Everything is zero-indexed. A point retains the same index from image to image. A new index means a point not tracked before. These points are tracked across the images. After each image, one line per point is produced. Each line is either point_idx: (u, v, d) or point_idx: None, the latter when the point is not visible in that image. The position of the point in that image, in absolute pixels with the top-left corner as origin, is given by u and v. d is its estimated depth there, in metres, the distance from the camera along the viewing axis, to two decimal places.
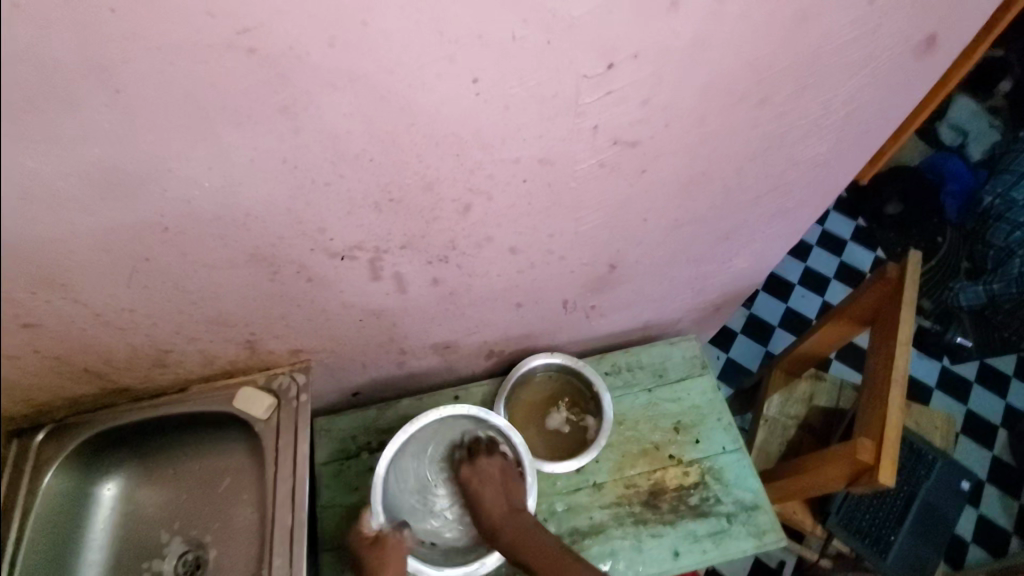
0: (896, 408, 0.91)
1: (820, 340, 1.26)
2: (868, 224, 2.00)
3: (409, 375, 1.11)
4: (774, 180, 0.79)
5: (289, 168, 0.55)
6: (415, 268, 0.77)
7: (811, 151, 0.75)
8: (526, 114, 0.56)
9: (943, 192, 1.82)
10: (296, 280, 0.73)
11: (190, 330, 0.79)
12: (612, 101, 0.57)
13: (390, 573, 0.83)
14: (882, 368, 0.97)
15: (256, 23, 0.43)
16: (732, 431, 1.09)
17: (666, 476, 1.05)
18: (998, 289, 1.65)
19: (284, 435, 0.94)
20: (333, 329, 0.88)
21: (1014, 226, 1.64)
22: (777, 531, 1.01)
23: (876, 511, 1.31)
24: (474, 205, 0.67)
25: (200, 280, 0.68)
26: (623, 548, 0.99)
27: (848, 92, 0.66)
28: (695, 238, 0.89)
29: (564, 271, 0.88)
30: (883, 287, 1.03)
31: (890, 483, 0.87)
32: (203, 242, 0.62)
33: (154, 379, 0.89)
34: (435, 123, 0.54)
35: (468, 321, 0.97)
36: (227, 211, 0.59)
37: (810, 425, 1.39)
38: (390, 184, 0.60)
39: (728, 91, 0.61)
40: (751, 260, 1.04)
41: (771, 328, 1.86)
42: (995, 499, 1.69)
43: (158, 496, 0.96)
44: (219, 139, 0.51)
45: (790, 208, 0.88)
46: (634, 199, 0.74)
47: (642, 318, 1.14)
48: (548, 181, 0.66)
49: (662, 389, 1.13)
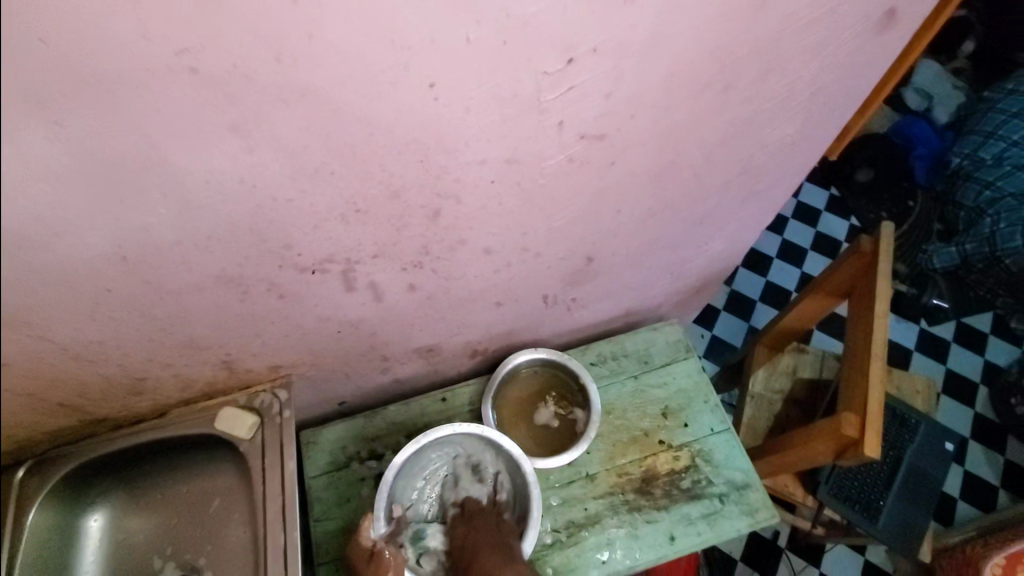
0: (878, 381, 0.92)
1: (801, 314, 1.27)
2: (840, 193, 2.03)
3: (395, 381, 1.11)
4: (744, 163, 0.79)
5: (248, 188, 0.54)
6: (389, 276, 0.76)
7: (779, 131, 0.75)
8: (488, 115, 0.55)
9: (912, 156, 1.86)
10: (267, 298, 0.71)
11: (163, 357, 0.77)
12: (575, 97, 0.56)
13: None
14: (862, 341, 0.98)
15: (194, 44, 0.41)
16: (719, 412, 1.10)
17: (657, 462, 1.05)
18: (970, 250, 1.65)
19: (270, 454, 0.93)
20: (311, 342, 0.87)
21: (982, 185, 1.67)
22: (768, 508, 1.02)
23: (863, 477, 1.34)
24: (443, 209, 0.66)
25: (168, 306, 0.66)
26: (618, 537, 1.00)
27: (812, 70, 0.66)
28: (669, 224, 0.89)
29: (542, 267, 0.88)
30: (858, 260, 1.04)
31: (874, 455, 0.87)
32: (167, 268, 0.60)
33: (129, 408, 0.87)
34: (395, 131, 0.53)
35: (450, 323, 0.96)
36: (187, 235, 0.57)
37: (795, 398, 1.41)
38: (355, 195, 0.59)
39: (692, 79, 0.60)
40: (728, 241, 1.04)
41: (753, 303, 1.88)
42: (980, 454, 1.74)
43: (148, 523, 0.94)
44: (170, 164, 0.49)
45: (761, 189, 0.88)
46: (606, 190, 0.73)
47: (623, 306, 1.14)
48: (516, 180, 0.65)
49: (648, 376, 1.13)
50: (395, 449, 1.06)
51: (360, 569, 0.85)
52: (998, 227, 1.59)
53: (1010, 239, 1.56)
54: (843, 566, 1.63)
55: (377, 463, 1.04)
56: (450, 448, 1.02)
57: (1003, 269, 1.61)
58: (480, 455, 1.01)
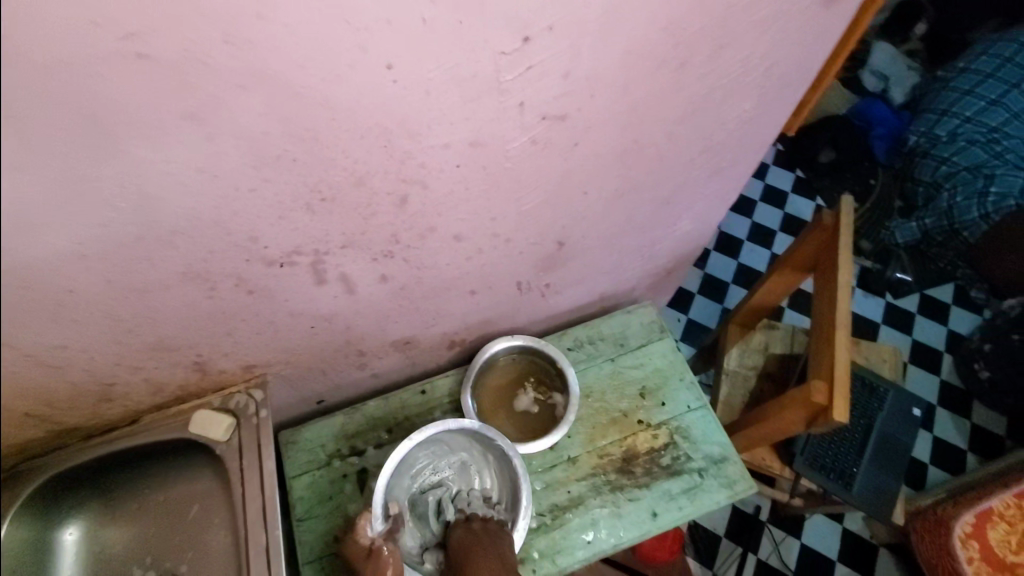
0: (844, 348, 0.94)
1: (769, 291, 1.30)
2: (805, 174, 2.05)
3: (373, 376, 1.10)
4: (706, 141, 0.81)
5: (208, 178, 0.53)
6: (359, 267, 0.75)
7: (737, 108, 0.76)
8: (449, 97, 0.55)
9: (872, 136, 1.94)
10: (236, 293, 0.70)
11: (132, 361, 0.75)
12: (534, 76, 0.57)
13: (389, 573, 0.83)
14: (828, 312, 1.01)
15: (143, 29, 0.40)
16: (695, 390, 1.12)
17: (637, 441, 1.07)
18: (931, 224, 1.79)
19: (248, 455, 0.92)
20: (284, 339, 0.86)
21: (939, 161, 1.78)
22: (746, 479, 1.05)
23: (836, 446, 1.38)
24: (410, 196, 0.66)
25: (133, 306, 0.65)
26: (602, 517, 1.01)
27: (765, 46, 0.68)
28: (637, 205, 0.90)
29: (513, 252, 0.88)
30: (821, 234, 1.07)
31: (844, 420, 0.90)
32: (129, 265, 0.59)
33: (100, 415, 0.85)
34: (356, 115, 0.53)
35: (425, 314, 0.96)
36: (148, 231, 0.56)
37: (769, 373, 1.44)
38: (319, 183, 0.59)
39: (648, 56, 0.61)
40: (696, 221, 1.06)
41: (725, 285, 1.91)
42: (947, 420, 1.80)
43: (126, 534, 0.91)
44: (126, 155, 0.48)
45: (724, 166, 0.90)
46: (571, 172, 0.74)
47: (597, 290, 1.15)
48: (482, 163, 0.66)
49: (625, 358, 1.14)
50: (376, 444, 1.06)
51: (360, 566, 0.86)
52: (957, 201, 1.72)
53: (968, 211, 1.70)
54: (822, 535, 1.68)
55: (359, 458, 1.04)
56: (438, 446, 1.02)
57: (962, 240, 1.75)
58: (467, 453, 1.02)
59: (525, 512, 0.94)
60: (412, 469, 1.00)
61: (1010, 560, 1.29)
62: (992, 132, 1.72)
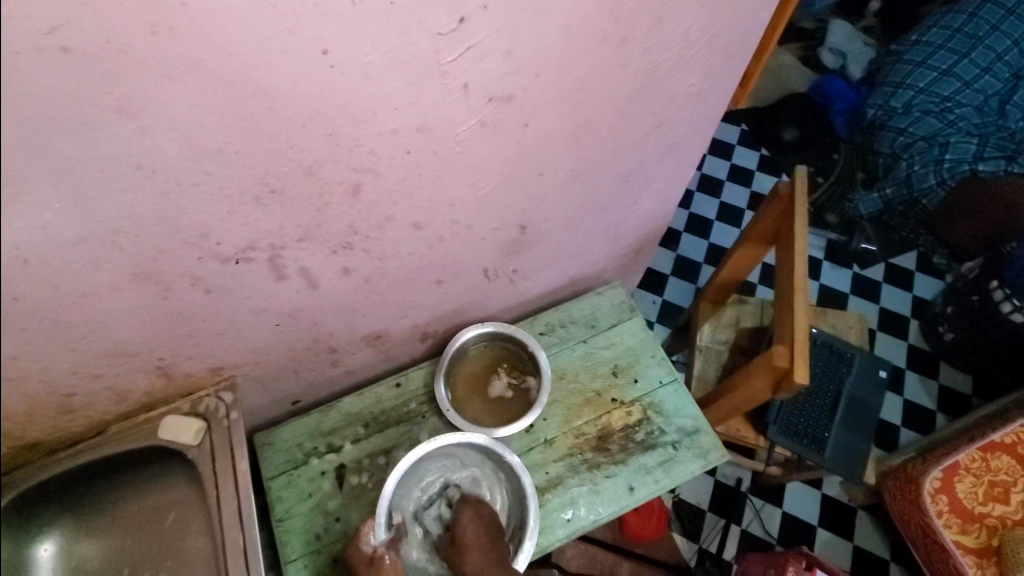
0: (802, 312, 0.97)
1: (735, 265, 1.33)
2: (770, 153, 2.07)
3: (347, 373, 1.10)
4: (657, 117, 0.82)
5: (148, 174, 0.53)
6: (319, 261, 0.75)
7: (684, 82, 0.78)
8: (390, 81, 0.55)
9: (832, 112, 1.99)
10: (193, 293, 0.70)
11: (89, 368, 0.74)
12: (474, 57, 0.57)
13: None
14: (787, 279, 1.03)
15: (63, 21, 0.40)
16: (665, 365, 1.13)
17: (611, 419, 1.09)
18: (891, 194, 1.85)
19: (220, 458, 0.91)
20: (250, 339, 0.85)
21: (897, 132, 1.83)
22: (718, 448, 1.07)
23: (808, 413, 1.41)
24: (363, 185, 0.66)
25: (84, 310, 0.65)
26: (580, 495, 1.03)
27: (703, 18, 0.69)
28: (596, 185, 0.91)
29: (475, 239, 0.89)
30: (779, 204, 1.09)
31: (805, 382, 0.92)
32: (75, 267, 0.59)
33: (65, 427, 0.84)
34: (295, 103, 0.53)
35: (393, 306, 0.96)
36: (90, 230, 0.56)
37: (740, 347, 1.47)
38: (265, 174, 0.59)
39: (588, 33, 0.62)
40: (657, 200, 1.08)
41: (697, 265, 1.94)
42: (916, 381, 1.85)
43: (100, 547, 0.87)
44: (57, 151, 0.48)
45: (679, 142, 0.91)
46: (525, 154, 0.75)
47: (566, 274, 1.16)
48: (433, 149, 0.66)
49: (596, 339, 1.16)
50: (353, 440, 1.06)
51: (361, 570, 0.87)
52: (914, 170, 1.78)
53: (925, 179, 1.76)
54: (802, 501, 1.72)
55: (337, 455, 1.04)
56: (449, 461, 1.03)
57: (921, 209, 1.83)
58: (477, 469, 1.03)
59: (531, 531, 0.95)
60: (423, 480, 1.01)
61: (978, 511, 1.34)
62: (945, 101, 1.78)
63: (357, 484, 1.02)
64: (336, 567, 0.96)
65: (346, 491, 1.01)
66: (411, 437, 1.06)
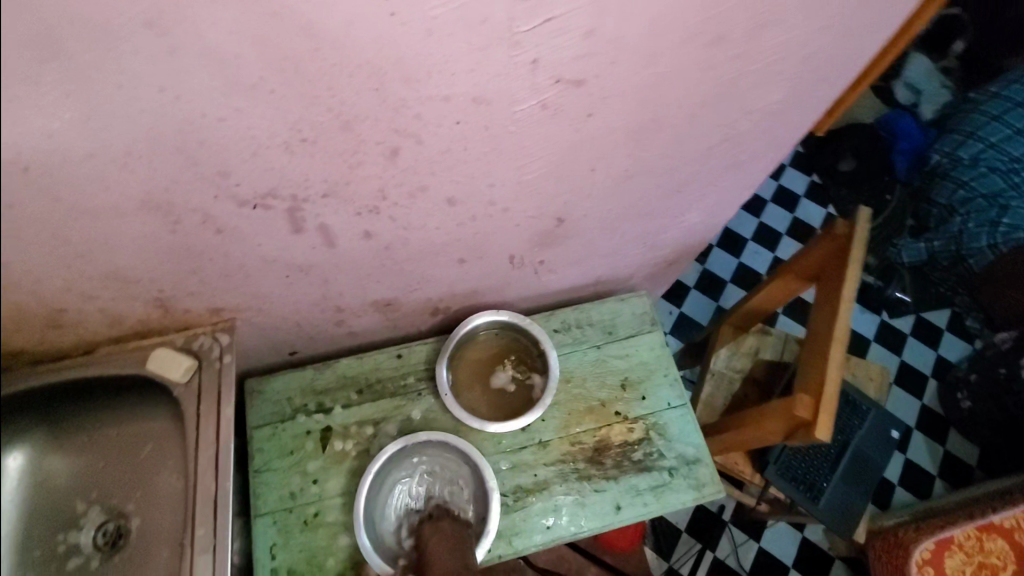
0: (837, 364, 0.90)
1: (767, 295, 1.26)
2: (822, 181, 2.00)
3: (349, 334, 1.06)
4: (727, 130, 0.75)
5: (170, 99, 0.48)
6: (341, 220, 0.70)
7: (768, 97, 0.70)
8: (453, 42, 0.49)
9: (895, 151, 1.85)
10: (202, 231, 0.65)
11: (84, 288, 0.71)
12: (552, 31, 0.51)
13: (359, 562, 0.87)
14: (825, 326, 0.96)
15: None
16: (677, 387, 1.08)
17: (611, 433, 1.04)
18: (937, 248, 1.71)
19: (206, 400, 0.88)
20: (255, 286, 0.81)
21: (958, 184, 1.68)
22: (716, 483, 1.02)
23: (811, 459, 1.36)
24: (402, 148, 0.60)
25: (85, 229, 0.60)
26: (565, 504, 0.99)
27: (807, 32, 0.62)
28: (646, 190, 0.85)
29: (507, 224, 0.83)
30: (831, 243, 1.02)
31: (825, 439, 0.86)
32: (80, 184, 0.54)
33: (51, 341, 0.80)
34: (346, 48, 0.47)
35: (409, 277, 0.91)
36: (101, 149, 0.51)
37: (754, 379, 1.42)
38: (298, 121, 0.53)
39: (680, 26, 0.55)
40: (705, 215, 1.01)
41: (724, 283, 1.87)
42: (921, 444, 1.78)
43: (72, 463, 0.88)
44: (73, 58, 0.43)
45: (744, 160, 0.84)
46: (580, 145, 0.69)
47: (593, 274, 1.10)
48: (483, 123, 0.60)
49: (611, 346, 1.10)
50: (344, 403, 1.02)
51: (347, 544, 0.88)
52: (967, 227, 1.63)
53: (976, 239, 1.61)
54: (781, 544, 1.66)
55: (325, 416, 1.00)
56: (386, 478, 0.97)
57: (967, 268, 1.67)
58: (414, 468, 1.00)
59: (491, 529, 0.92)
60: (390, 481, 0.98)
61: None
62: (1015, 161, 1.59)
63: (341, 450, 0.98)
64: (305, 531, 0.93)
65: (329, 455, 0.98)
66: (403, 412, 1.02)
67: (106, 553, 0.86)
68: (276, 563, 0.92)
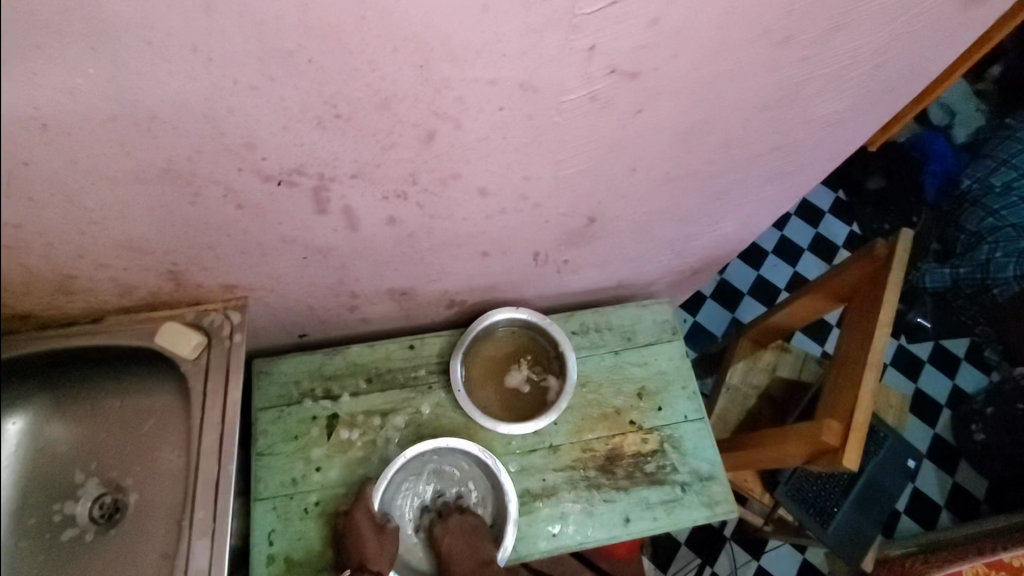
0: (869, 391, 0.86)
1: (793, 312, 1.21)
2: (848, 198, 1.92)
3: (362, 321, 1.03)
4: (779, 137, 0.71)
5: (203, 61, 0.45)
6: (367, 203, 0.67)
7: (827, 105, 0.66)
8: (508, 22, 0.46)
9: (925, 171, 1.71)
10: (223, 205, 0.62)
11: (96, 256, 0.68)
12: (614, 17, 0.47)
13: (368, 544, 0.86)
14: (856, 350, 0.93)
15: None
16: (695, 400, 1.04)
17: (624, 442, 1.01)
18: (963, 275, 1.47)
19: (213, 379, 0.85)
20: (271, 266, 0.78)
21: (988, 212, 1.46)
22: (729, 503, 0.99)
23: (824, 483, 1.31)
24: (439, 132, 0.57)
25: (102, 195, 0.58)
26: (572, 512, 0.96)
27: (880, 40, 0.58)
28: (684, 194, 0.81)
29: (536, 220, 0.79)
30: (868, 264, 0.98)
31: (852, 468, 0.83)
32: (101, 147, 0.52)
33: (60, 307, 0.78)
34: (394, 20, 0.44)
35: (429, 267, 0.88)
36: (123, 111, 0.48)
37: (770, 396, 1.38)
38: (334, 95, 0.50)
39: (749, 22, 0.51)
40: (739, 224, 0.97)
41: (741, 295, 1.82)
42: (931, 474, 1.72)
43: (73, 433, 0.86)
44: (103, 8, 0.40)
45: (789, 171, 0.80)
46: (625, 142, 0.65)
47: (616, 277, 1.07)
48: (528, 112, 0.56)
49: (629, 353, 1.07)
50: (352, 392, 0.99)
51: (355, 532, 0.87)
52: (994, 256, 1.41)
53: (1003, 269, 1.40)
54: (781, 565, 1.59)
55: (332, 403, 0.98)
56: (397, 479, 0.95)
57: (990, 297, 1.47)
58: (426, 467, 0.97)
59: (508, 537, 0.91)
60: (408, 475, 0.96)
61: None
62: None
63: (346, 440, 0.96)
64: (305, 519, 0.91)
65: (333, 444, 0.95)
66: (412, 405, 0.99)
67: (101, 526, 0.84)
68: (273, 549, 0.89)
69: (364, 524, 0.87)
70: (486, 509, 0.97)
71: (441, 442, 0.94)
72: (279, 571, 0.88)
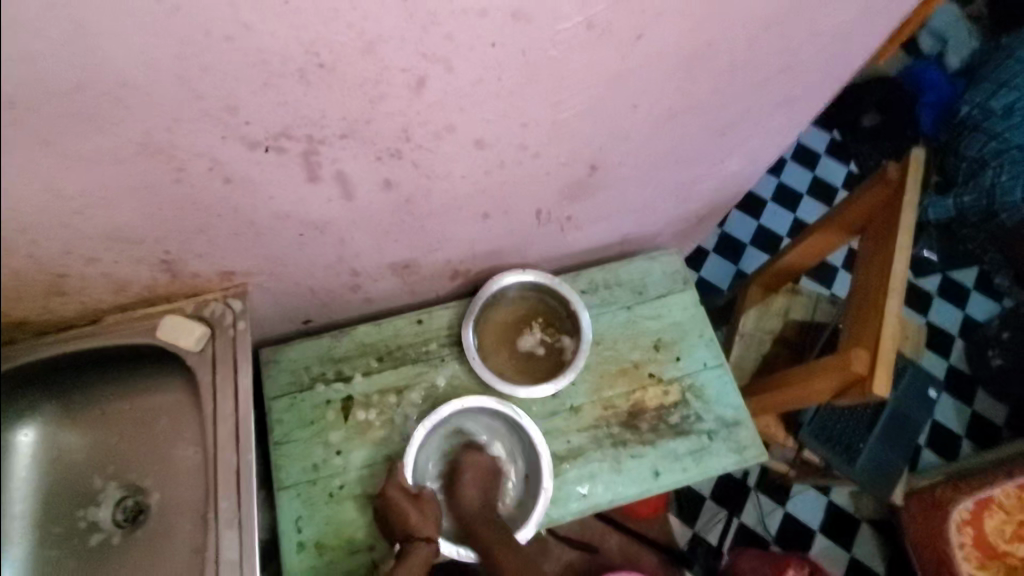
0: (895, 318, 0.85)
1: (803, 252, 1.19)
2: (843, 137, 1.79)
3: (366, 300, 1.00)
4: (786, 57, 0.68)
5: (169, 12, 0.43)
6: (360, 167, 0.64)
7: (835, 17, 0.64)
8: None
9: (920, 104, 1.63)
10: (209, 180, 0.59)
11: (86, 250, 0.65)
12: None
13: (412, 513, 0.85)
14: (877, 278, 0.90)
15: None
16: (713, 347, 1.02)
17: (646, 396, 0.99)
18: (967, 203, 1.39)
19: (221, 369, 0.83)
20: (267, 246, 0.75)
21: (990, 136, 1.37)
22: (757, 446, 0.97)
23: (847, 419, 1.30)
24: (429, 78, 0.54)
25: (80, 180, 0.55)
26: (601, 471, 0.94)
27: None
28: (689, 131, 0.78)
29: (537, 171, 0.76)
30: (882, 189, 0.94)
31: (883, 394, 0.82)
32: (73, 123, 0.49)
33: (53, 310, 0.75)
34: None
35: (430, 235, 0.85)
36: (93, 78, 0.46)
37: (785, 340, 1.36)
38: (315, 42, 0.48)
39: None
40: (745, 161, 0.93)
41: (743, 246, 1.74)
42: (950, 406, 1.69)
43: (85, 439, 0.83)
44: None
45: (795, 97, 0.77)
46: (624, 75, 0.62)
47: (620, 231, 1.04)
48: (521, 47, 0.54)
49: (642, 307, 1.04)
50: (364, 372, 0.97)
51: (401, 504, 0.85)
52: (999, 180, 1.33)
53: (1012, 190, 1.30)
54: (808, 510, 1.55)
55: (343, 386, 0.95)
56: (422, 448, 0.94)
57: (997, 224, 1.37)
58: (446, 433, 0.97)
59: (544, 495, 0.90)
60: (432, 438, 0.96)
61: (1001, 548, 1.20)
62: None
63: (364, 420, 0.94)
64: (330, 503, 0.90)
65: (351, 425, 0.93)
66: (427, 380, 0.97)
67: (126, 529, 0.83)
68: (302, 536, 0.88)
69: (398, 496, 0.86)
70: (518, 463, 0.97)
71: (472, 400, 0.93)
72: (311, 557, 0.87)
